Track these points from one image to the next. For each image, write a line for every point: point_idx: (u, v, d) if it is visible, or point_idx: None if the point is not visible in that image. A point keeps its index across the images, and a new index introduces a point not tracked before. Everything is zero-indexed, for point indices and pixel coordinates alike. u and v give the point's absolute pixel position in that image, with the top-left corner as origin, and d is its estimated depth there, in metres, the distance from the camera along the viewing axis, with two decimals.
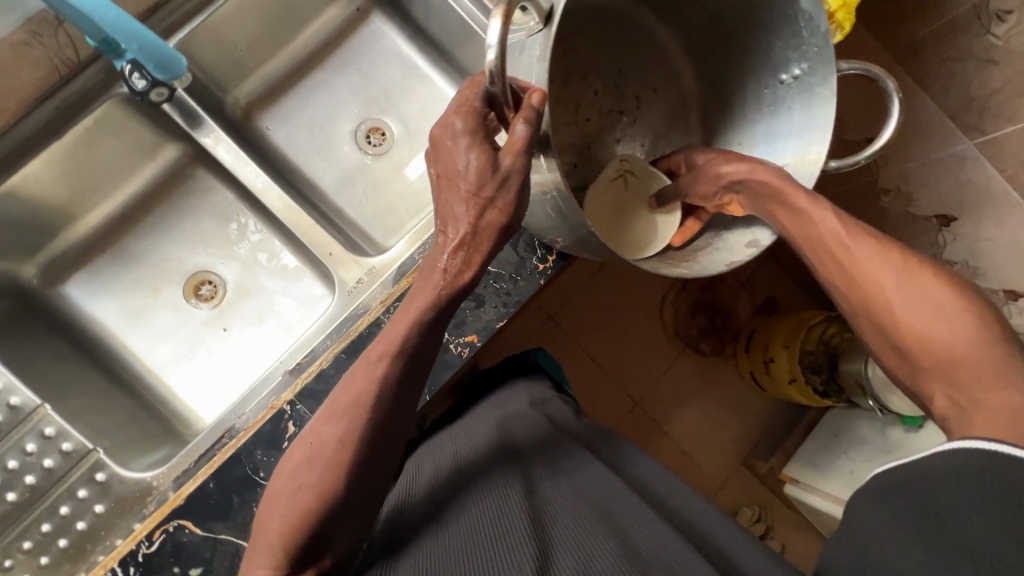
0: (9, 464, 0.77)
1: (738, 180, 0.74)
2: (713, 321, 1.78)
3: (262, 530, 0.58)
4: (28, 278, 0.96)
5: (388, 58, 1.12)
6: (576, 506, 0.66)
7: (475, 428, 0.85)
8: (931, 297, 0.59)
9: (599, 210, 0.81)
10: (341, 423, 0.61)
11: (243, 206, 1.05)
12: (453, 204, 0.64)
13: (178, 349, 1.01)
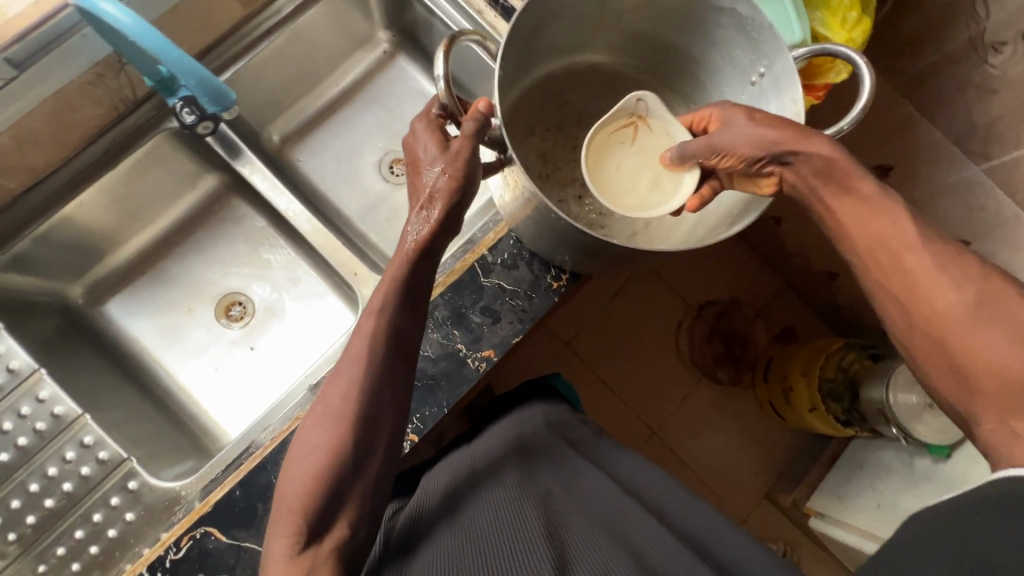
0: (49, 470, 0.81)
1: (794, 152, 0.64)
2: (730, 349, 1.78)
3: (279, 510, 0.60)
4: (76, 297, 1.03)
5: (411, 96, 1.21)
6: (592, 528, 0.65)
7: (490, 444, 0.86)
8: (1004, 317, 0.54)
9: (601, 171, 0.79)
10: (349, 406, 0.63)
11: (274, 231, 1.11)
12: (417, 184, 0.72)
13: (208, 367, 1.06)
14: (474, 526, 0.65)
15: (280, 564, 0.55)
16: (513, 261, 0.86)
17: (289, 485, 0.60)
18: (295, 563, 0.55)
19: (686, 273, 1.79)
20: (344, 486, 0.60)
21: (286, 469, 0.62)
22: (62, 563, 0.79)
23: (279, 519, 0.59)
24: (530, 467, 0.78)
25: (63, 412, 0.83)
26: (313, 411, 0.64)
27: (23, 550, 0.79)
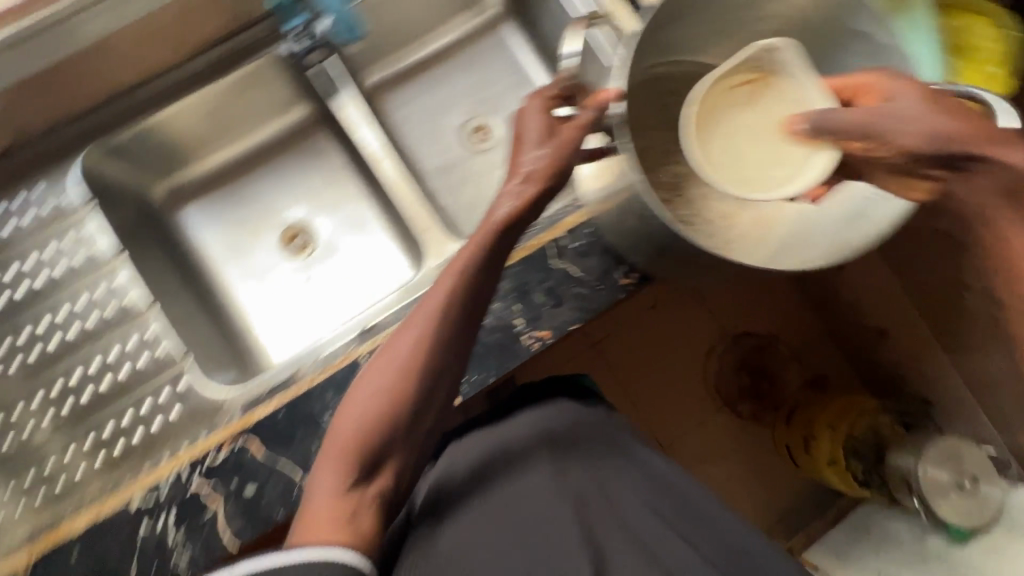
0: (111, 354, 0.88)
1: (977, 157, 0.60)
2: (758, 384, 1.73)
3: (329, 446, 0.63)
4: (154, 196, 1.07)
5: (507, 65, 1.20)
6: (619, 535, 0.69)
7: (515, 417, 0.81)
8: None
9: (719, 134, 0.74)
10: (411, 364, 0.65)
11: (349, 172, 1.13)
12: (520, 158, 0.75)
13: (262, 290, 1.09)
14: (501, 505, 0.70)
15: (329, 500, 0.60)
16: (586, 248, 0.84)
17: (343, 427, 0.63)
18: (343, 501, 0.60)
19: (729, 301, 1.74)
20: (396, 440, 0.63)
21: (343, 408, 0.65)
22: (104, 446, 0.83)
23: (330, 455, 0.63)
24: (552, 446, 0.76)
25: (130, 301, 0.90)
26: (378, 358, 0.66)
27: (72, 421, 0.85)
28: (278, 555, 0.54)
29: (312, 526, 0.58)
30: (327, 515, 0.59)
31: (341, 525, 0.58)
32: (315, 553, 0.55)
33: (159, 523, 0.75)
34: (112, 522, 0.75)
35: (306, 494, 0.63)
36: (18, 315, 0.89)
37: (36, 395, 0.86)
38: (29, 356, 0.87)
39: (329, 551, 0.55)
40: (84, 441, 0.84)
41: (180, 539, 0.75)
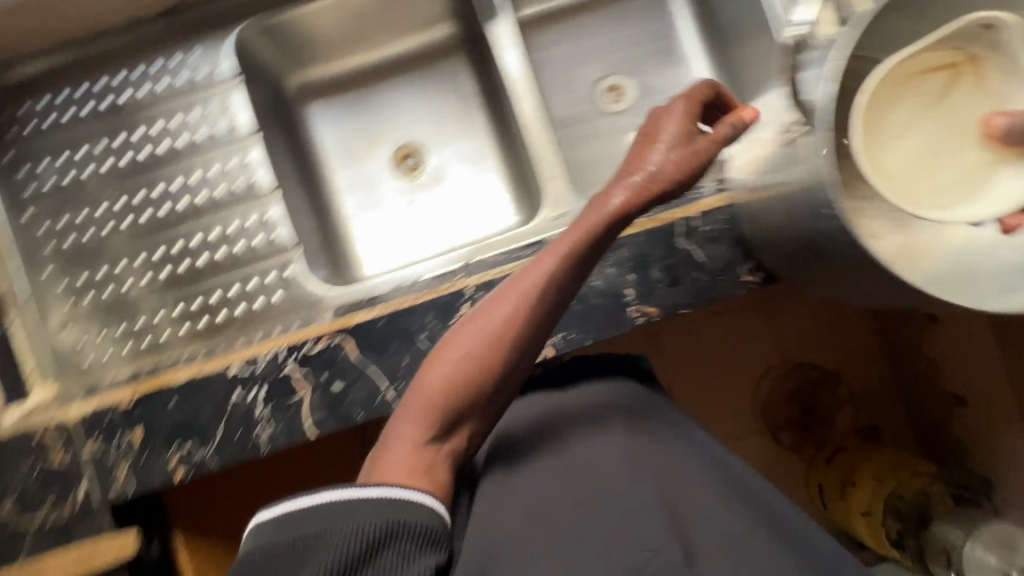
0: (232, 226, 0.91)
1: None
2: (807, 418, 1.46)
3: (412, 398, 0.64)
4: (290, 85, 1.08)
5: (662, 26, 1.13)
6: (698, 513, 0.65)
7: (578, 393, 0.80)
8: None
9: (882, 134, 0.62)
10: (504, 336, 0.63)
11: (477, 102, 1.11)
12: (646, 155, 0.67)
13: (368, 201, 1.10)
14: (576, 475, 0.69)
15: (409, 449, 0.61)
16: (717, 235, 0.80)
17: (428, 384, 0.63)
18: (422, 454, 0.61)
19: (796, 321, 1.46)
20: (478, 406, 0.64)
21: (429, 366, 0.64)
22: (214, 308, 0.89)
23: (411, 409, 0.63)
24: (618, 423, 0.75)
25: (256, 182, 0.92)
26: (468, 324, 0.65)
27: (186, 281, 0.90)
28: (351, 492, 0.56)
29: (391, 471, 0.59)
30: (404, 463, 0.60)
31: (418, 474, 0.59)
32: (383, 493, 0.56)
33: (251, 395, 0.78)
34: (208, 382, 0.78)
35: (382, 439, 0.64)
36: (154, 170, 0.92)
37: (159, 248, 0.91)
38: (158, 210, 0.91)
39: (405, 492, 0.57)
40: (193, 301, 0.89)
41: (266, 415, 0.78)
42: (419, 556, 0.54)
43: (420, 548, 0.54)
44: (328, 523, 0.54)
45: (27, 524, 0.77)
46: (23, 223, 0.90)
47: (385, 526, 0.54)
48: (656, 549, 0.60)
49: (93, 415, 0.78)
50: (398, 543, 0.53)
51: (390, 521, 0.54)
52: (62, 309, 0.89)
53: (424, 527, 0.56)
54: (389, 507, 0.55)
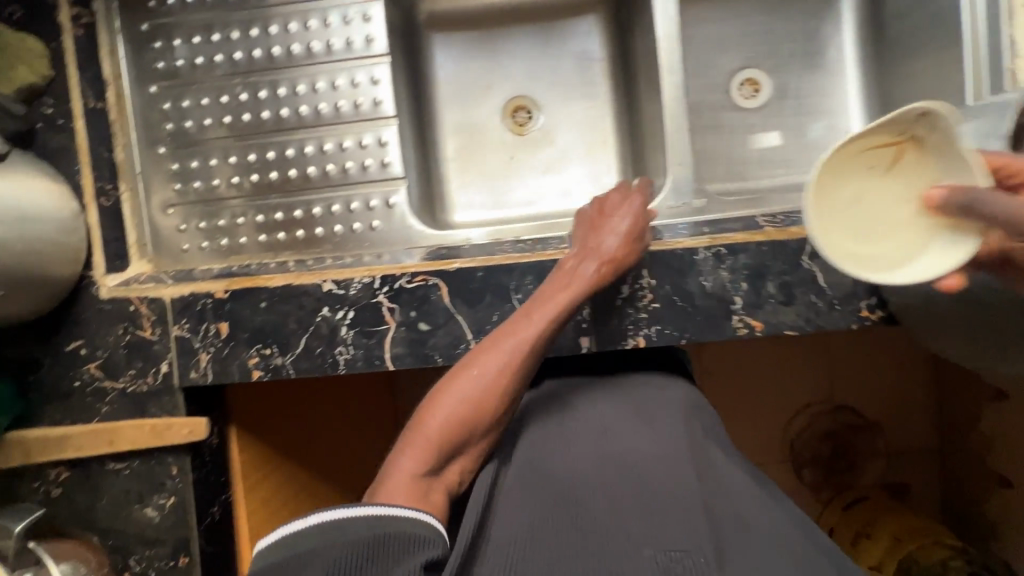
0: (346, 143, 0.89)
1: None
2: (837, 462, 1.31)
3: (411, 431, 0.65)
4: (423, 11, 1.05)
5: (823, 25, 1.04)
6: (733, 516, 0.56)
7: (584, 402, 0.77)
8: None
9: (839, 192, 0.60)
10: (502, 376, 0.67)
11: (606, 67, 1.05)
12: (602, 238, 0.75)
13: (472, 146, 1.08)
14: (598, 465, 0.63)
15: (405, 480, 0.60)
16: None
17: (431, 417, 0.65)
18: (419, 482, 0.60)
19: (850, 359, 1.31)
20: (473, 439, 0.66)
21: (430, 403, 0.66)
22: (315, 220, 0.89)
23: (412, 440, 0.64)
24: (633, 423, 0.71)
25: (380, 104, 0.89)
26: (462, 369, 0.68)
27: (293, 188, 0.89)
28: (338, 513, 0.51)
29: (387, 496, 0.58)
30: (401, 490, 0.59)
31: (419, 498, 0.59)
32: (372, 511, 0.52)
33: (339, 315, 0.78)
34: (301, 294, 0.78)
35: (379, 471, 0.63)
36: (280, 68, 0.88)
37: (271, 149, 0.89)
38: (276, 111, 0.88)
39: (394, 508, 0.53)
40: (296, 208, 0.89)
41: (349, 338, 0.78)
42: (411, 553, 0.49)
43: (412, 548, 0.50)
44: (317, 541, 0.49)
45: (109, 385, 0.80)
46: (144, 95, 0.87)
47: (375, 540, 0.49)
48: (687, 550, 0.51)
49: (186, 300, 0.79)
50: (388, 551, 0.49)
51: (378, 533, 0.50)
52: (168, 191, 0.88)
53: (417, 535, 0.51)
54: (378, 524, 0.51)
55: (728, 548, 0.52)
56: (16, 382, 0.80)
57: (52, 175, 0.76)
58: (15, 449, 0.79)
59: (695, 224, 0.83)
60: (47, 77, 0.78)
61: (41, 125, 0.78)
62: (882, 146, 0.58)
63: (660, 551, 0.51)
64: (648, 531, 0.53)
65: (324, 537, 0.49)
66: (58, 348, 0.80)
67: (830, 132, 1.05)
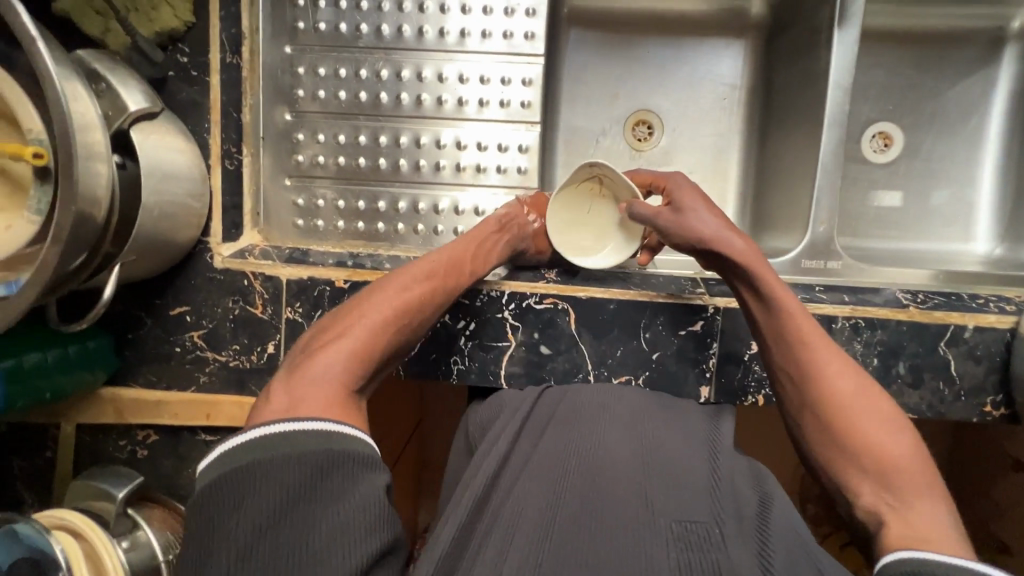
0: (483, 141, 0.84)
1: (712, 248, 0.68)
2: None
3: (321, 338, 0.57)
4: (567, 4, 0.98)
5: (975, 91, 1.00)
6: (744, 495, 0.52)
7: (506, 395, 0.70)
8: (914, 489, 0.51)
9: (569, 211, 0.81)
10: (410, 297, 0.62)
11: (742, 97, 1.01)
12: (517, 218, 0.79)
13: (589, 155, 1.02)
14: (534, 451, 0.57)
15: (329, 386, 0.51)
16: (981, 354, 0.75)
17: (354, 321, 0.58)
18: (346, 396, 0.52)
19: None
20: (390, 361, 0.60)
21: (349, 313, 0.59)
22: (437, 217, 0.84)
23: (329, 344, 0.55)
24: (632, 403, 0.64)
25: (528, 106, 0.83)
26: (377, 288, 0.62)
27: (422, 180, 0.84)
28: (282, 427, 0.46)
29: (313, 405, 0.49)
30: (326, 398, 0.50)
31: (332, 403, 0.50)
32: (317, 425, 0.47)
33: (460, 324, 0.76)
34: None
35: (281, 381, 0.52)
36: (428, 51, 0.82)
37: (403, 135, 0.84)
38: (416, 96, 0.83)
39: (338, 424, 0.48)
40: (420, 201, 0.85)
41: (467, 349, 0.77)
42: (365, 476, 0.45)
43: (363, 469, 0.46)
44: (267, 456, 0.44)
45: (210, 356, 0.78)
46: (279, 54, 0.82)
47: (334, 453, 0.45)
48: (702, 521, 0.47)
49: (304, 284, 0.76)
50: (346, 467, 0.45)
51: (325, 446, 0.45)
52: (289, 161, 0.84)
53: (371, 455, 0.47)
54: (331, 440, 0.46)
55: (750, 527, 0.48)
56: (115, 338, 0.77)
57: (184, 132, 0.72)
58: (109, 407, 0.77)
59: (832, 285, 0.81)
60: (189, 23, 0.71)
61: (174, 74, 0.73)
62: (585, 184, 0.80)
63: (675, 521, 0.47)
64: (662, 504, 0.49)
65: (273, 450, 0.45)
66: (162, 311, 0.77)
67: (954, 202, 1.02)
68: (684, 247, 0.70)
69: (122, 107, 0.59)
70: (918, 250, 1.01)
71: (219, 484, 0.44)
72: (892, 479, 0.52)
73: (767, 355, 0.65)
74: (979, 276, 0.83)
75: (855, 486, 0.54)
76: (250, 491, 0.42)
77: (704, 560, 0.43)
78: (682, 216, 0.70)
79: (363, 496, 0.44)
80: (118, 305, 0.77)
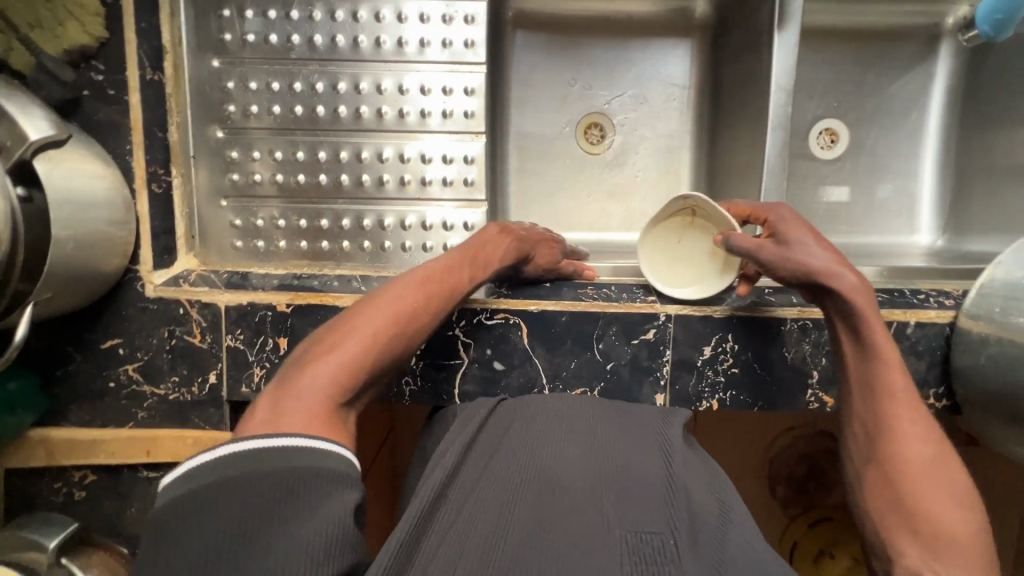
0: (428, 153, 0.81)
1: (819, 287, 0.64)
2: (808, 481, 1.17)
3: (317, 348, 0.55)
4: (512, 8, 0.97)
5: (913, 86, 1.02)
6: (702, 502, 0.51)
7: (466, 411, 0.67)
8: (966, 564, 0.52)
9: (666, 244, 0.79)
10: (406, 309, 0.60)
11: (691, 97, 1.01)
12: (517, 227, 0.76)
13: (543, 160, 1.01)
14: (490, 467, 0.54)
15: (315, 402, 0.49)
16: (922, 349, 0.77)
17: (348, 332, 0.55)
18: (333, 412, 0.49)
19: None
20: (380, 376, 0.57)
21: (346, 322, 0.57)
22: (384, 233, 0.82)
23: (323, 356, 0.53)
24: (597, 420, 0.63)
25: (472, 116, 0.81)
26: (380, 299, 0.60)
27: (366, 196, 0.82)
28: (254, 441, 0.43)
29: (298, 420, 0.47)
30: (314, 411, 0.48)
31: (320, 420, 0.48)
32: (296, 442, 0.44)
33: None
34: None
35: (271, 392, 0.50)
36: (366, 62, 0.79)
37: (344, 149, 0.81)
38: (355, 109, 0.80)
39: (317, 441, 0.45)
40: (366, 217, 0.82)
41: (419, 368, 0.75)
42: (335, 495, 0.41)
43: (331, 489, 0.41)
44: (230, 477, 0.41)
45: (148, 390, 0.74)
46: (205, 69, 0.77)
47: (300, 473, 0.41)
48: (657, 532, 0.46)
49: (243, 310, 0.72)
50: (311, 487, 0.41)
51: (294, 469, 0.41)
52: (224, 180, 0.81)
53: (342, 474, 0.43)
54: (305, 459, 0.43)
55: (704, 535, 0.47)
56: (43, 376, 0.73)
57: (103, 156, 0.67)
58: (40, 450, 0.73)
59: (780, 287, 0.81)
60: (102, 39, 0.67)
61: (89, 94, 0.68)
62: (680, 214, 0.77)
63: (630, 532, 0.46)
64: (616, 516, 0.47)
65: (232, 471, 0.41)
66: (92, 345, 0.72)
67: (898, 195, 1.04)
68: (788, 283, 0.66)
69: (21, 136, 0.54)
70: (867, 243, 1.04)
71: (171, 507, 0.40)
72: (943, 549, 0.53)
73: (850, 397, 0.65)
74: (920, 270, 0.85)
75: (900, 546, 0.55)
76: (205, 512, 0.39)
77: (657, 568, 0.42)
78: (788, 248, 0.65)
79: (331, 511, 0.39)
80: (44, 341, 0.72)
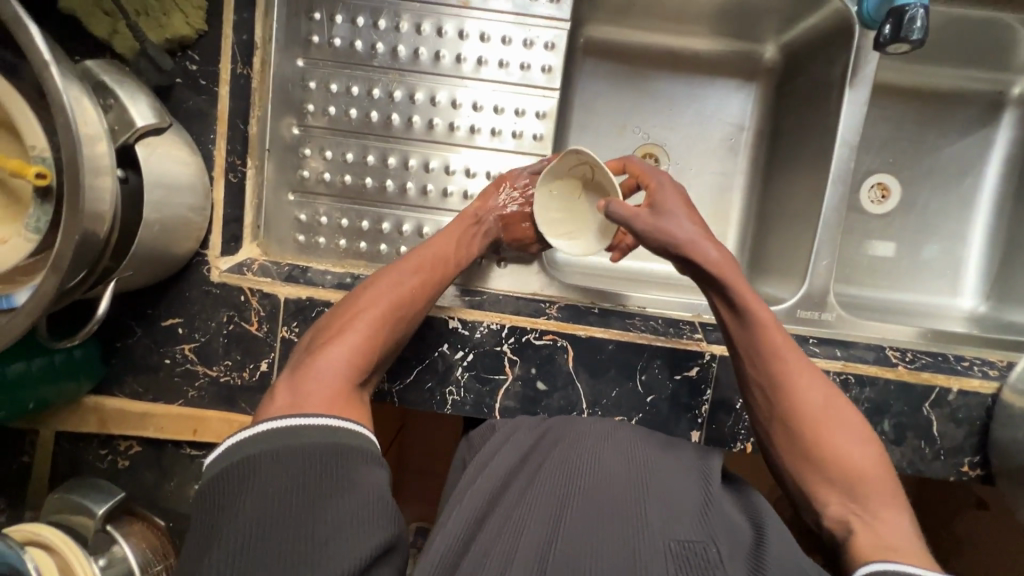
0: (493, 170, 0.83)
1: (690, 260, 0.65)
2: None
3: (329, 332, 0.60)
4: (583, 35, 0.99)
5: (971, 151, 1.03)
6: (737, 522, 0.53)
7: (502, 423, 0.69)
8: (878, 498, 0.56)
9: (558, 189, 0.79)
10: (404, 294, 0.65)
11: (749, 139, 1.02)
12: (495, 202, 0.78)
13: None
14: (530, 476, 0.56)
15: (337, 381, 0.55)
16: (962, 417, 0.77)
17: (355, 318, 0.61)
18: (351, 391, 0.55)
19: None
20: (386, 358, 0.63)
21: (350, 310, 0.62)
22: None
23: (335, 339, 0.59)
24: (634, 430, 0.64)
25: (541, 139, 0.83)
26: (374, 284, 0.65)
27: (428, 204, 0.84)
28: (289, 420, 0.49)
29: (321, 400, 0.52)
30: (335, 393, 0.54)
31: (340, 399, 0.53)
32: (329, 422, 0.50)
33: (458, 354, 0.76)
34: (426, 325, 0.75)
35: (287, 380, 0.55)
36: (443, 75, 0.81)
37: (412, 157, 0.83)
38: (427, 120, 0.82)
39: (345, 421, 0.51)
40: (425, 226, 0.84)
41: (463, 379, 0.77)
42: (361, 475, 0.46)
43: (359, 469, 0.47)
44: (273, 453, 0.46)
45: (200, 371, 0.76)
46: (290, 67, 0.80)
47: (336, 448, 0.47)
48: (698, 540, 0.48)
49: (302, 304, 0.74)
50: (345, 464, 0.47)
51: (331, 445, 0.47)
52: (294, 175, 0.82)
53: (370, 451, 0.49)
54: (337, 435, 0.49)
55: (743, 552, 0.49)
56: (103, 345, 0.75)
57: (190, 143, 0.70)
58: (93, 416, 0.75)
59: (823, 338, 0.83)
60: (201, 31, 0.69)
61: (182, 82, 0.70)
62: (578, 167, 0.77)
63: (672, 539, 0.47)
64: (659, 521, 0.49)
65: (276, 444, 0.47)
66: (153, 321, 0.75)
67: (944, 256, 1.04)
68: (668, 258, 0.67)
69: (129, 121, 0.57)
70: (907, 301, 1.04)
71: (225, 474, 0.46)
72: (858, 491, 0.56)
73: (741, 371, 0.66)
74: (965, 337, 0.85)
75: (822, 497, 0.58)
76: (255, 478, 0.45)
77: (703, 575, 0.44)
78: (660, 218, 0.66)
79: (364, 494, 0.45)
80: (109, 313, 0.74)
